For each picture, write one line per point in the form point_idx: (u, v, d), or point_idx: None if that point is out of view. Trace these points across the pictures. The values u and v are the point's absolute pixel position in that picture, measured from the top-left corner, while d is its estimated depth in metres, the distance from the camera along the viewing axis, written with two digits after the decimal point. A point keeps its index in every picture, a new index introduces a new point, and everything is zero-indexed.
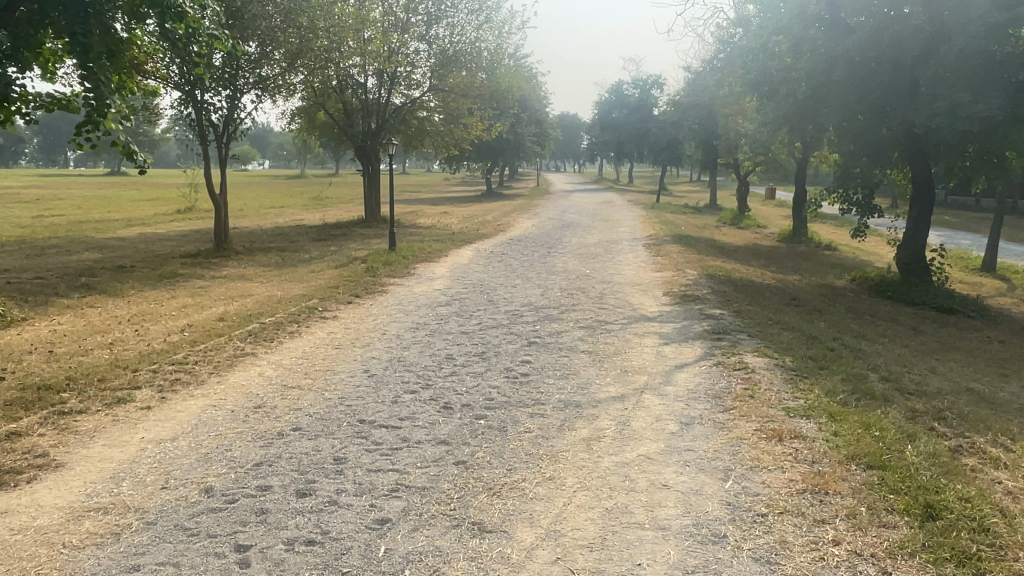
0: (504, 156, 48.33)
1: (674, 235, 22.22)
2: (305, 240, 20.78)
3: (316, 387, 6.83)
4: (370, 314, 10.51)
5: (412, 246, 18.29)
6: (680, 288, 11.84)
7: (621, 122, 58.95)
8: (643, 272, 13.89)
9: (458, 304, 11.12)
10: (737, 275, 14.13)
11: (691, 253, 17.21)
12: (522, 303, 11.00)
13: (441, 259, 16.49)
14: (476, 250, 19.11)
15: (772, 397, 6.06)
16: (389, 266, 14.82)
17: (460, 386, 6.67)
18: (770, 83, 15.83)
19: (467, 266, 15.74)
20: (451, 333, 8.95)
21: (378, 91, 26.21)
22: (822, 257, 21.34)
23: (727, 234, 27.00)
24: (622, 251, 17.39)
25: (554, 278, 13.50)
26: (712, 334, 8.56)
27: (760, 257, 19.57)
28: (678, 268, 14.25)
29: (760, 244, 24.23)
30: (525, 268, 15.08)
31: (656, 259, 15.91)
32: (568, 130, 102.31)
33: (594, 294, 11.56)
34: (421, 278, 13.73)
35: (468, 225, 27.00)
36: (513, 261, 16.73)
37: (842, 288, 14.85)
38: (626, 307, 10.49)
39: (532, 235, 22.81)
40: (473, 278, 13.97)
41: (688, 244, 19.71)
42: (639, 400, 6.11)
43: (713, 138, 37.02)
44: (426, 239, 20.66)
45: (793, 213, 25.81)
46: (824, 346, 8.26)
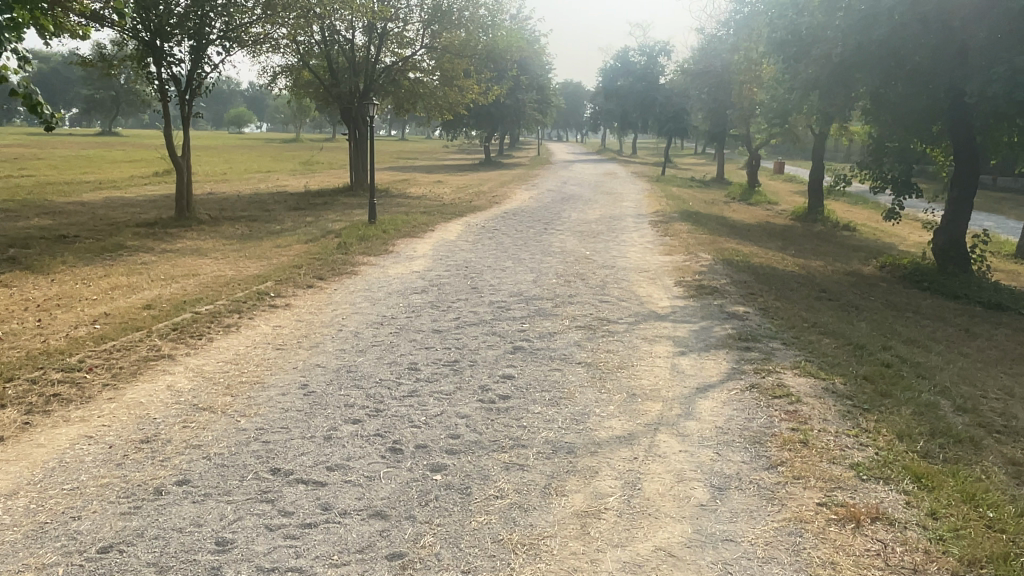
0: (503, 123, 46.38)
1: (682, 211, 20.55)
2: (282, 209, 19.11)
3: (233, 412, 5.26)
4: (330, 302, 8.92)
5: (396, 219, 16.64)
6: (694, 278, 10.26)
7: (626, 90, 56.74)
8: (651, 256, 12.29)
9: (436, 291, 9.55)
10: (756, 260, 12.53)
11: (702, 233, 15.57)
12: (510, 291, 9.43)
13: (426, 235, 14.87)
14: (468, 224, 17.47)
15: (833, 446, 4.51)
16: (366, 243, 13.22)
17: (418, 414, 5.12)
18: (798, 44, 14.05)
19: (454, 243, 14.13)
20: (420, 332, 7.39)
21: (367, 48, 24.31)
22: (842, 239, 19.70)
23: (737, 211, 25.29)
24: (627, 230, 15.74)
25: (549, 261, 11.88)
26: (738, 341, 6.99)
27: (776, 238, 17.93)
28: (689, 252, 12.64)
29: (773, 223, 22.57)
30: (518, 248, 13.46)
31: (664, 239, 14.31)
32: (572, 98, 99.79)
33: (594, 282, 9.98)
34: (399, 257, 12.15)
35: (462, 196, 25.31)
36: (506, 237, 15.12)
37: (872, 276, 13.25)
38: (632, 300, 8.89)
39: (529, 208, 21.14)
40: (458, 259, 12.34)
41: (699, 222, 18.05)
42: (651, 445, 4.57)
43: (723, 107, 35.09)
44: (413, 211, 18.99)
45: (810, 190, 24.10)
46: (877, 359, 6.68)
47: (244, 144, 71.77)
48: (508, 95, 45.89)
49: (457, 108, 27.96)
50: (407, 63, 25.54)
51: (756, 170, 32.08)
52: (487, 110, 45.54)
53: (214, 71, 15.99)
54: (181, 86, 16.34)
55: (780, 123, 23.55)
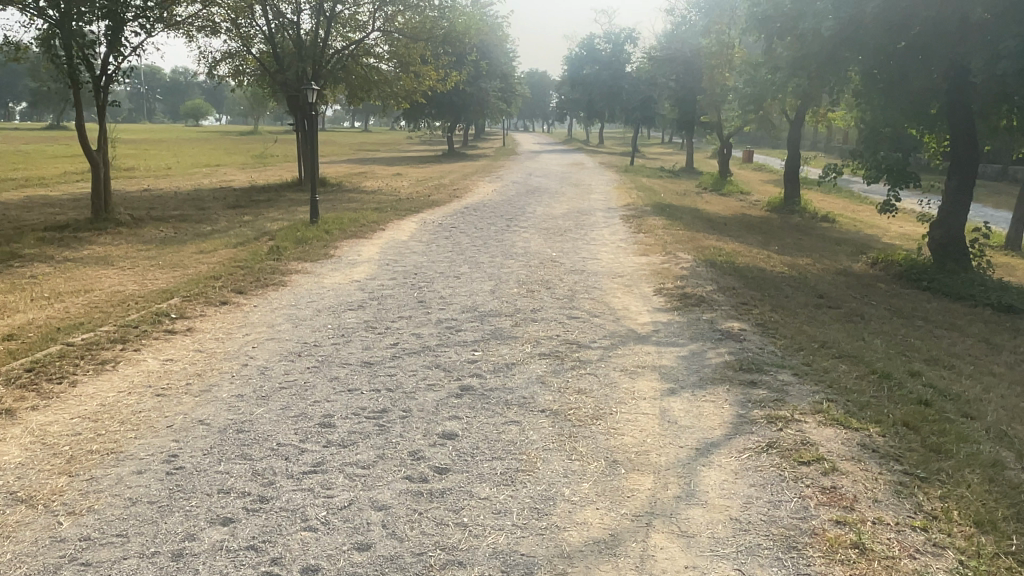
0: (466, 112, 44.80)
1: (654, 204, 19.30)
2: (219, 207, 17.45)
3: (59, 509, 3.77)
4: (245, 324, 7.41)
5: (342, 217, 15.10)
6: (675, 284, 8.94)
7: (592, 78, 55.44)
8: (626, 257, 10.95)
9: (377, 306, 8.09)
10: (740, 260, 11.27)
11: (679, 229, 14.29)
12: (464, 305, 8.01)
13: (374, 236, 13.36)
14: (423, 221, 16.00)
15: (900, 556, 3.18)
16: (303, 246, 11.68)
17: (320, 506, 3.67)
18: (782, 19, 12.75)
19: (406, 244, 12.67)
20: (347, 367, 5.92)
21: (315, 31, 22.61)
22: (823, 232, 18.61)
23: (710, 202, 24.13)
24: (597, 227, 14.40)
25: (511, 265, 10.48)
26: (739, 372, 5.65)
27: (755, 232, 16.74)
28: (666, 252, 11.32)
29: (750, 215, 21.42)
30: (476, 249, 12.04)
31: (637, 237, 12.99)
32: (538, 89, 98.43)
33: (562, 292, 8.59)
34: (340, 263, 10.63)
35: (421, 190, 23.82)
36: (464, 237, 13.67)
37: (865, 275, 12.08)
38: (608, 315, 7.52)
39: (491, 202, 19.75)
40: (407, 263, 10.88)
41: (674, 216, 16.78)
42: (644, 558, 3.21)
43: (693, 94, 33.99)
44: (364, 207, 17.46)
45: (786, 179, 23.03)
46: (911, 394, 5.39)
47: (198, 136, 68.99)
48: (470, 83, 44.31)
49: (414, 96, 26.37)
50: (359, 48, 23.90)
51: (728, 159, 31.01)
52: (448, 99, 43.92)
53: (133, 55, 14.28)
54: (97, 70, 14.59)
55: (754, 109, 22.38)
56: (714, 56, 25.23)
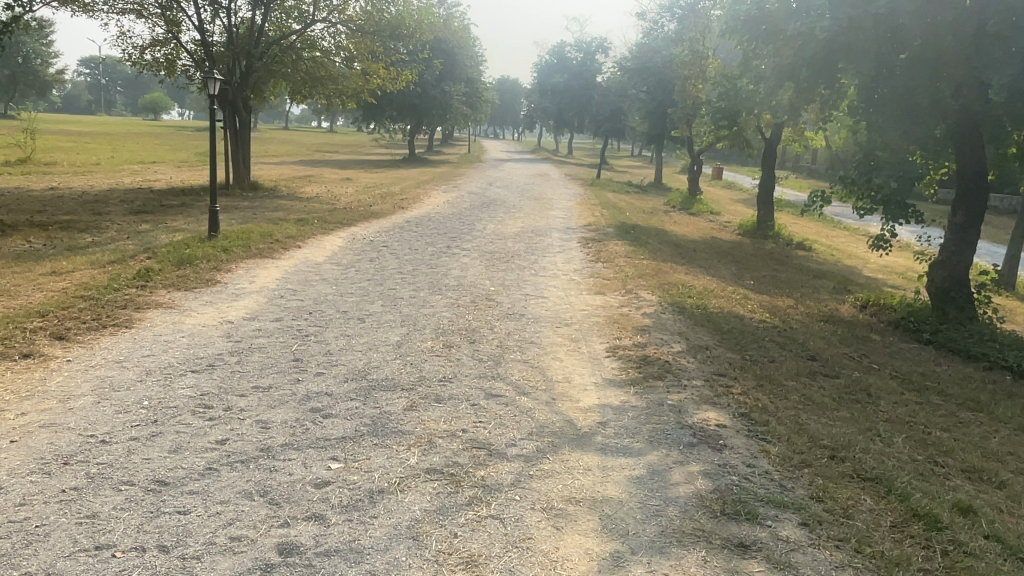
0: (427, 116, 42.85)
1: (618, 225, 17.47)
2: (119, 212, 15.18)
3: None
4: (32, 393, 5.31)
5: (255, 230, 12.97)
6: (633, 340, 7.04)
7: (562, 87, 53.80)
8: (576, 296, 9.03)
9: (235, 364, 6.05)
10: (712, 302, 9.41)
11: (643, 258, 12.47)
12: (352, 368, 6.00)
13: (283, 256, 11.28)
14: (351, 236, 13.95)
15: None
16: (186, 270, 9.56)
17: None
18: (769, 19, 10.95)
19: (319, 268, 10.63)
20: (123, 492, 3.86)
21: (252, 19, 20.49)
22: (800, 262, 16.95)
23: (678, 222, 22.44)
24: (549, 252, 12.49)
25: (432, 303, 8.47)
26: (720, 520, 3.71)
27: (727, 261, 15.02)
28: (625, 291, 9.42)
29: (721, 239, 19.77)
30: (400, 278, 10.01)
31: (592, 267, 11.09)
32: (507, 97, 96.74)
33: (487, 348, 6.62)
34: (221, 294, 8.54)
35: (364, 197, 21.74)
36: (393, 259, 11.68)
37: (857, 323, 10.31)
38: (539, 391, 5.56)
39: (437, 217, 17.71)
40: (307, 295, 8.82)
41: (638, 240, 14.98)
42: None
43: (663, 107, 32.43)
44: (288, 218, 15.40)
45: (760, 202, 21.40)
46: (982, 568, 3.50)
47: (151, 131, 66.03)
48: (433, 85, 42.39)
49: (364, 96, 24.33)
50: (302, 40, 21.80)
51: (698, 175, 29.45)
52: (409, 102, 41.93)
53: None
54: None
55: (729, 123, 20.76)
56: (687, 66, 23.59)
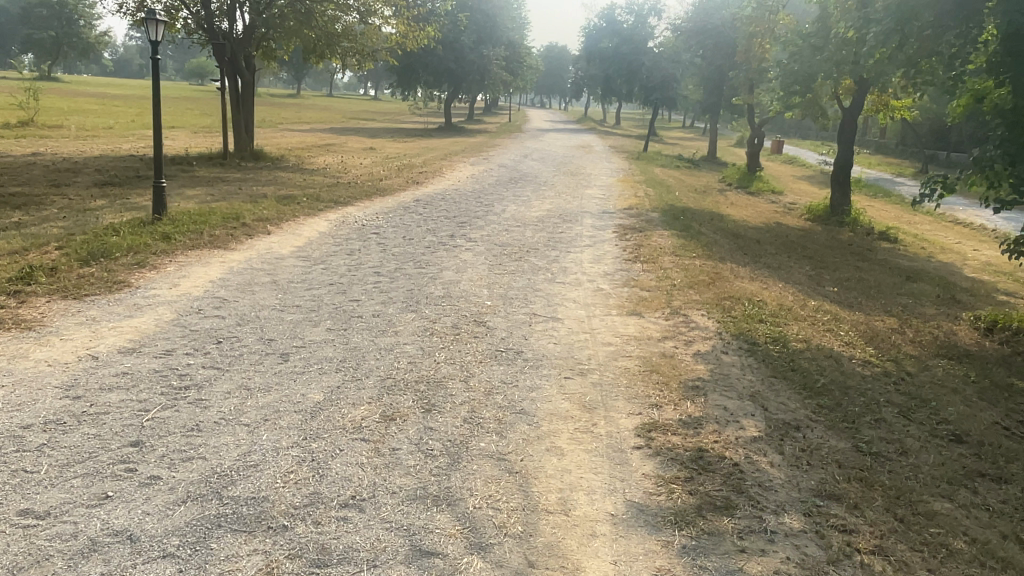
0: (463, 82, 40.30)
1: (664, 208, 14.83)
2: (83, 183, 13.18)
3: None
4: None
5: (221, 210, 10.79)
6: (681, 412, 4.54)
7: (610, 52, 50.62)
8: (602, 320, 6.53)
9: (32, 454, 3.77)
10: (791, 328, 6.81)
11: (696, 256, 9.86)
12: (213, 468, 3.66)
13: (239, 246, 9.02)
14: (340, 219, 11.62)
15: None
16: (92, 267, 7.35)
17: None
18: None
19: (276, 264, 8.33)
20: None
21: None
22: (884, 258, 14.08)
23: (735, 204, 19.56)
24: (576, 247, 9.95)
25: (397, 328, 6.09)
26: None
27: (798, 259, 12.27)
28: (670, 312, 6.89)
29: (787, 226, 16.91)
30: (372, 281, 7.68)
31: (627, 270, 8.57)
32: (554, 64, 93.39)
33: (447, 425, 4.19)
34: (115, 307, 6.30)
35: (378, 169, 19.51)
36: (378, 252, 9.33)
37: (989, 358, 7.58)
38: (510, 541, 3.13)
39: (453, 194, 15.35)
40: (234, 308, 6.51)
41: (690, 230, 12.32)
42: None
43: (722, 71, 29.32)
44: (273, 194, 13.18)
45: (835, 182, 18.39)
46: None
47: (187, 96, 65.00)
48: (470, 49, 39.74)
49: (385, 55, 21.88)
50: None
51: (757, 150, 26.32)
52: (445, 66, 39.42)
53: None
54: None
55: (800, 89, 17.78)
56: (753, 22, 20.52)
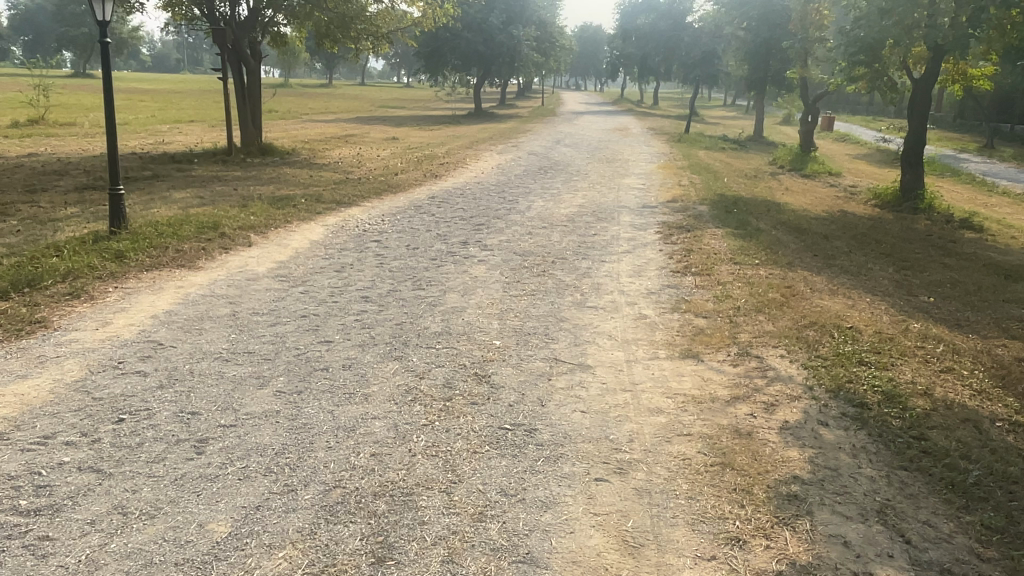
0: (493, 64, 38.59)
1: (712, 199, 13.06)
2: (64, 188, 11.94)
3: None
4: None
5: (200, 217, 9.37)
6: (775, 557, 2.92)
7: (647, 29, 48.36)
8: (647, 370, 4.89)
9: None
10: (902, 373, 5.08)
11: (759, 262, 8.11)
12: None
13: (207, 264, 7.57)
14: (338, 222, 10.12)
15: None
16: (8, 303, 5.95)
17: None
18: None
19: (244, 288, 6.86)
20: None
21: None
22: (974, 252, 12.12)
23: (790, 190, 17.57)
24: (611, 255, 8.28)
25: (369, 387, 4.55)
26: None
27: (877, 258, 10.39)
28: (736, 352, 5.21)
29: (853, 216, 14.93)
30: (355, 310, 6.15)
31: (675, 286, 6.90)
32: (588, 44, 90.86)
33: None
34: (9, 363, 4.86)
35: (398, 161, 18.05)
36: (373, 266, 7.80)
37: None
38: None
39: (475, 188, 13.81)
40: (166, 359, 5.03)
41: (747, 226, 10.52)
42: None
43: (771, 42, 27.21)
44: (269, 194, 11.73)
45: (908, 163, 16.38)
46: None
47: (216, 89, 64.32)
48: (500, 30, 37.73)
49: (402, 37, 20.25)
50: None
51: (811, 128, 24.13)
52: (474, 49, 37.68)
53: None
54: None
55: (865, 59, 15.72)
56: None
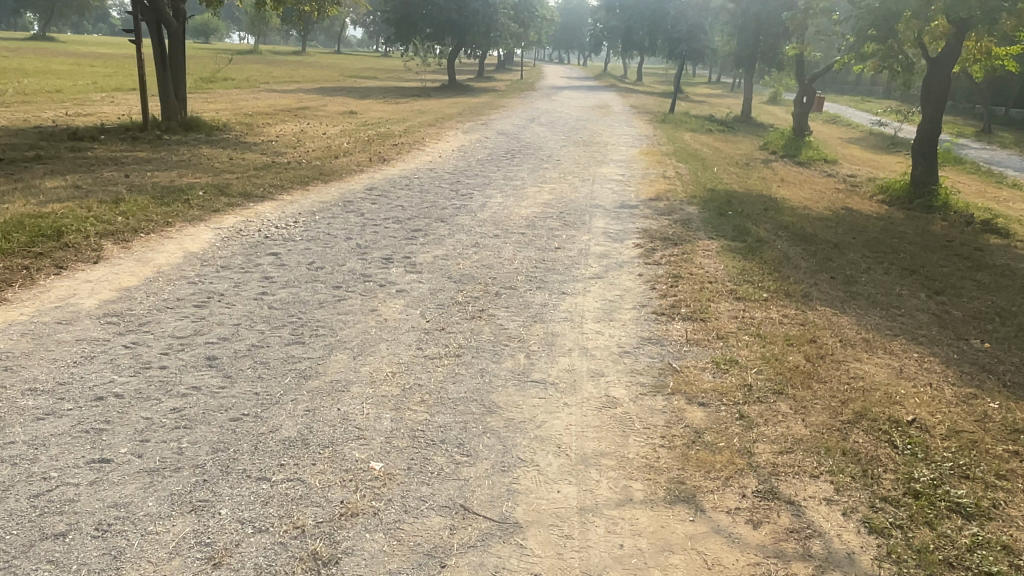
0: (467, 34, 36.18)
1: (700, 195, 11.11)
2: None
3: None
4: None
5: (44, 219, 7.24)
6: None
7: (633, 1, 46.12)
8: (610, 539, 2.92)
9: None
10: (1019, 530, 3.16)
11: (769, 296, 6.16)
12: None
13: (14, 297, 5.49)
14: (235, 225, 8.01)
15: None
16: None
17: None
18: None
19: (43, 339, 4.80)
20: None
21: None
22: (1008, 264, 10.29)
23: (787, 181, 15.63)
24: (574, 283, 6.29)
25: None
26: None
27: (903, 278, 8.49)
28: (756, 493, 3.25)
29: (860, 214, 13.04)
30: (185, 386, 4.13)
31: (659, 344, 4.92)
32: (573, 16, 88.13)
33: None
34: None
35: (346, 140, 15.89)
36: (249, 298, 5.73)
37: None
38: None
39: (426, 177, 11.78)
40: None
41: (747, 235, 8.56)
42: None
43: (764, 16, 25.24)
44: (163, 185, 9.54)
45: (922, 153, 14.51)
46: None
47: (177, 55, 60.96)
48: None
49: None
50: None
51: (806, 110, 22.20)
52: (446, 16, 35.21)
53: None
54: None
55: (877, 34, 13.77)
56: None
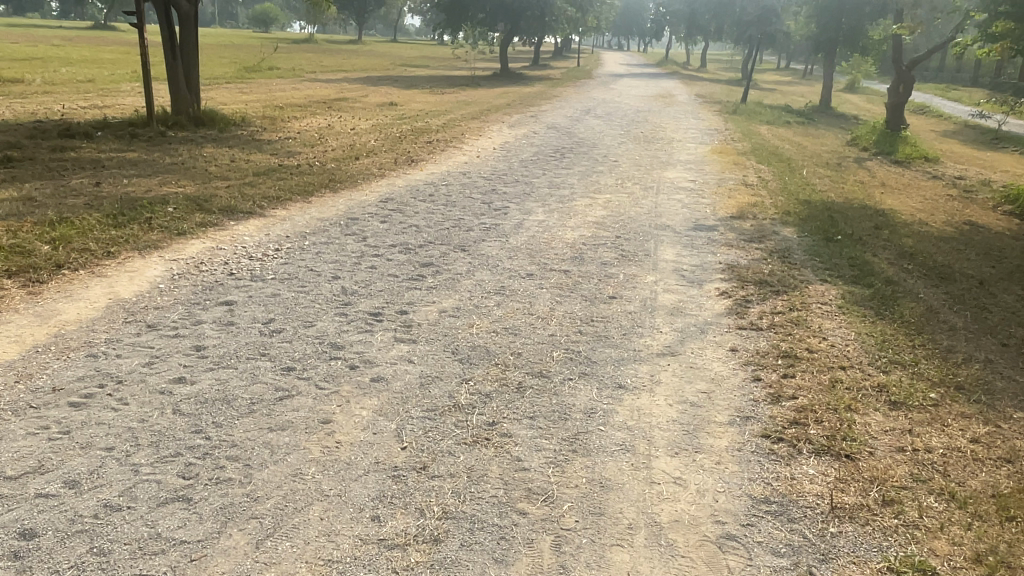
0: (522, 19, 34.07)
1: (793, 209, 8.91)
2: None
3: None
4: None
5: None
6: None
7: None
8: None
9: None
10: None
11: (937, 397, 4.01)
12: None
13: None
14: (197, 256, 6.24)
15: None
16: None
17: None
18: None
19: None
20: None
21: None
22: None
23: (887, 185, 13.19)
24: (637, 369, 4.25)
25: None
26: None
27: None
28: None
29: (989, 230, 10.58)
30: None
31: (784, 516, 2.88)
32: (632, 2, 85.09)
33: None
34: None
35: (375, 135, 14.14)
36: (155, 389, 3.89)
37: None
38: None
39: (457, 183, 9.89)
40: None
41: (869, 275, 6.35)
42: None
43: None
44: (132, 196, 7.85)
45: None
46: None
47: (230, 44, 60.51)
48: None
49: None
50: None
51: (902, 100, 19.43)
52: None
53: None
54: None
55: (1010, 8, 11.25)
56: None
